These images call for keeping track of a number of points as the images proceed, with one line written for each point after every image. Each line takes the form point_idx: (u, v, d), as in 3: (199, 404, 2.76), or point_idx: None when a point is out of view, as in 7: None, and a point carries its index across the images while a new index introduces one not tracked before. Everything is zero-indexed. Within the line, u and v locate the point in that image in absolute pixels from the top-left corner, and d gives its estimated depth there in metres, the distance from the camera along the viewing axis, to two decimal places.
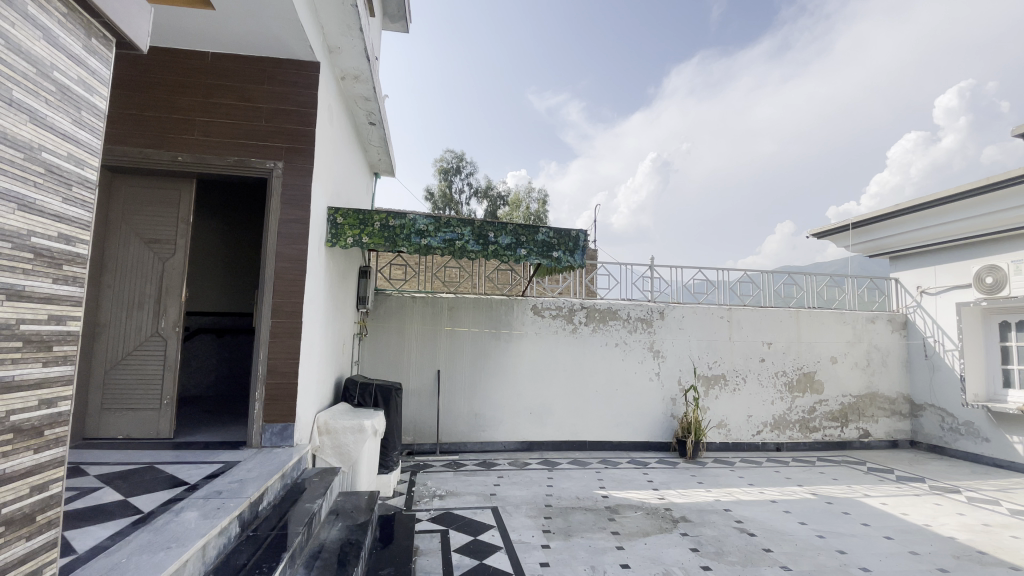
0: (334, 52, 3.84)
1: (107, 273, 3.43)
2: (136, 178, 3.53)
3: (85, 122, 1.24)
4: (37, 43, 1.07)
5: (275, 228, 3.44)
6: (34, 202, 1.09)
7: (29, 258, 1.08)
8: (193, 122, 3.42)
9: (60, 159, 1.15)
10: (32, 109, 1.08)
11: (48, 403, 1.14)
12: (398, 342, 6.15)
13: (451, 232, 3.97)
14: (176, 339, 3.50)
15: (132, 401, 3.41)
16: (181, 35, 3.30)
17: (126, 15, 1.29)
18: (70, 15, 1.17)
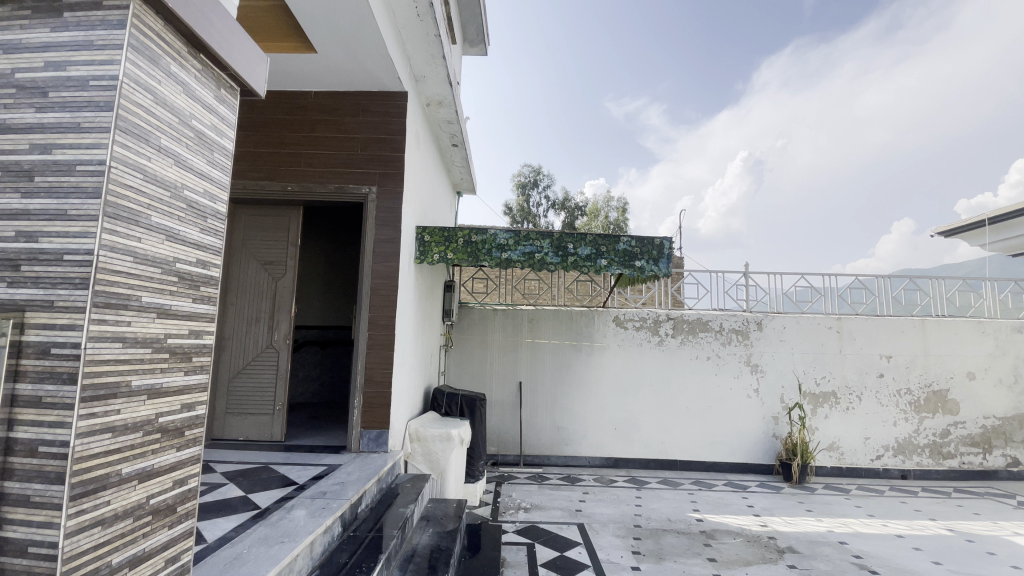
0: (420, 80, 4.08)
1: (231, 292, 3.89)
2: (254, 207, 3.98)
3: (217, 162, 1.43)
4: (179, 97, 1.25)
5: (370, 247, 3.71)
6: (178, 234, 1.27)
7: (175, 282, 1.26)
8: (300, 155, 3.80)
9: (197, 195, 1.34)
10: (176, 154, 1.25)
11: (188, 407, 1.31)
12: (482, 354, 6.30)
13: (530, 245, 4.01)
14: (286, 351, 3.87)
15: (251, 406, 3.81)
16: (290, 78, 3.70)
17: (248, 67, 1.48)
18: (204, 70, 1.36)
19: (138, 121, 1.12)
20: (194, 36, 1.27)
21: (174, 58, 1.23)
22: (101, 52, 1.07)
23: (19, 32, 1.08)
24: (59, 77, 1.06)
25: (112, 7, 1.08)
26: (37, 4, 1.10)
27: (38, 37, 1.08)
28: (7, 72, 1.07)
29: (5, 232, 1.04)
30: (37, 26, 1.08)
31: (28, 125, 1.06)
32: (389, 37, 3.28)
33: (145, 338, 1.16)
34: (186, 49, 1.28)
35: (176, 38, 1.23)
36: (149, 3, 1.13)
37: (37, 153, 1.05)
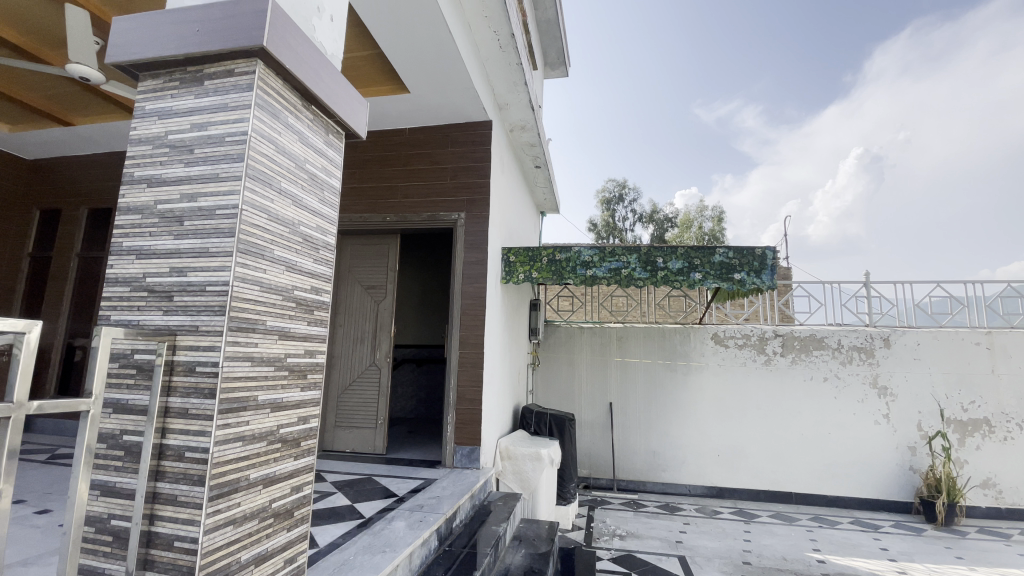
0: (503, 108, 4.24)
1: (339, 315, 4.27)
2: (358, 237, 4.35)
3: (327, 200, 1.60)
4: (296, 144, 1.43)
5: (459, 269, 3.87)
6: (296, 264, 1.43)
7: (292, 307, 1.41)
8: (396, 187, 4.10)
9: (311, 229, 1.51)
10: (293, 194, 1.42)
11: (304, 420, 1.46)
12: (570, 374, 6.23)
13: (616, 261, 3.94)
14: (386, 368, 4.12)
15: (356, 420, 4.10)
16: (387, 118, 4.04)
17: (351, 112, 1.66)
18: (316, 119, 1.54)
19: (263, 168, 1.28)
20: (306, 90, 1.44)
21: (291, 111, 1.41)
22: (235, 111, 1.25)
23: (173, 101, 1.32)
24: (202, 135, 1.27)
25: (242, 74, 1.27)
26: (185, 77, 1.33)
27: (187, 104, 1.30)
28: (163, 134, 1.29)
29: (163, 268, 1.24)
30: (185, 94, 1.31)
31: (179, 178, 1.27)
32: (474, 71, 3.47)
33: (268, 358, 1.32)
34: (300, 103, 1.46)
35: (291, 93, 1.41)
36: (271, 67, 1.30)
37: (186, 201, 1.25)
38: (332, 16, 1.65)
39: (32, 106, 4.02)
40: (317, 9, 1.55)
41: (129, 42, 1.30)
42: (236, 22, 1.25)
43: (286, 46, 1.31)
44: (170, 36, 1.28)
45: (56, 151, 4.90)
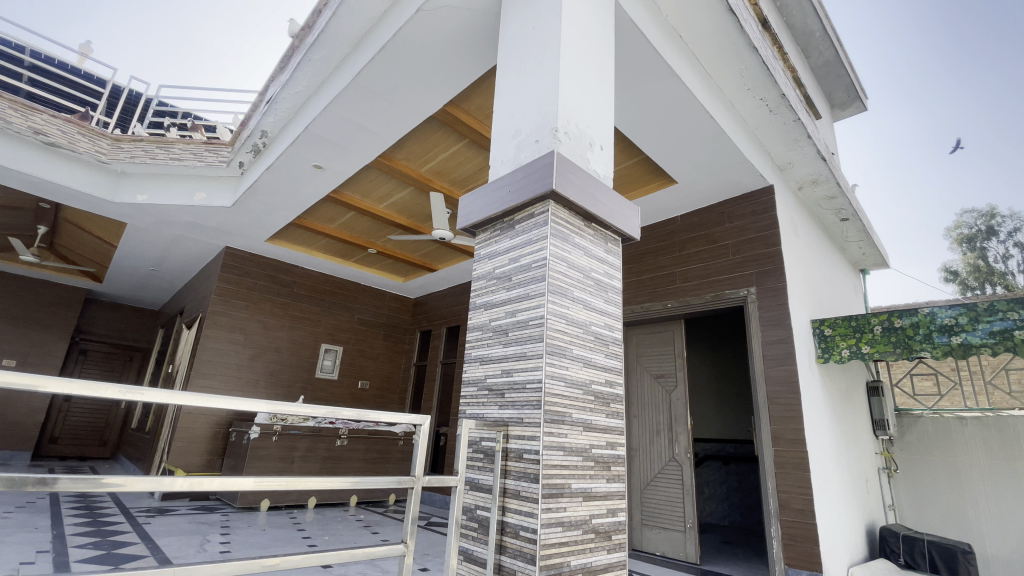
0: (786, 168, 3.89)
1: (633, 406, 4.35)
2: (643, 327, 4.48)
3: (612, 299, 1.77)
4: (583, 258, 1.67)
5: (759, 352, 3.50)
6: (591, 360, 1.60)
7: (592, 400, 1.56)
8: (675, 274, 4.13)
9: (601, 328, 1.68)
10: (585, 300, 1.64)
11: (612, 512, 1.52)
12: (953, 483, 4.50)
13: (1002, 320, 2.85)
14: (688, 464, 3.88)
15: (664, 520, 3.91)
16: (659, 211, 4.25)
17: (625, 218, 1.85)
18: (597, 233, 1.78)
19: (559, 283, 1.54)
20: (587, 212, 1.69)
21: (576, 233, 1.67)
22: (537, 243, 1.57)
23: (497, 244, 1.75)
24: (517, 266, 1.62)
25: (539, 214, 1.60)
26: (503, 224, 1.76)
27: (505, 244, 1.71)
28: (491, 270, 1.72)
29: (496, 371, 1.58)
30: (504, 237, 1.73)
31: (503, 301, 1.64)
32: (743, 144, 3.38)
33: (577, 448, 1.47)
34: (583, 224, 1.72)
35: (576, 217, 1.68)
36: (560, 203, 1.61)
37: (509, 317, 1.59)
38: (603, 146, 1.94)
39: (417, 262, 5.91)
40: (590, 144, 1.86)
41: (469, 210, 1.84)
42: (535, 176, 1.62)
43: (569, 182, 1.61)
44: (494, 199, 1.76)
45: (428, 290, 6.88)
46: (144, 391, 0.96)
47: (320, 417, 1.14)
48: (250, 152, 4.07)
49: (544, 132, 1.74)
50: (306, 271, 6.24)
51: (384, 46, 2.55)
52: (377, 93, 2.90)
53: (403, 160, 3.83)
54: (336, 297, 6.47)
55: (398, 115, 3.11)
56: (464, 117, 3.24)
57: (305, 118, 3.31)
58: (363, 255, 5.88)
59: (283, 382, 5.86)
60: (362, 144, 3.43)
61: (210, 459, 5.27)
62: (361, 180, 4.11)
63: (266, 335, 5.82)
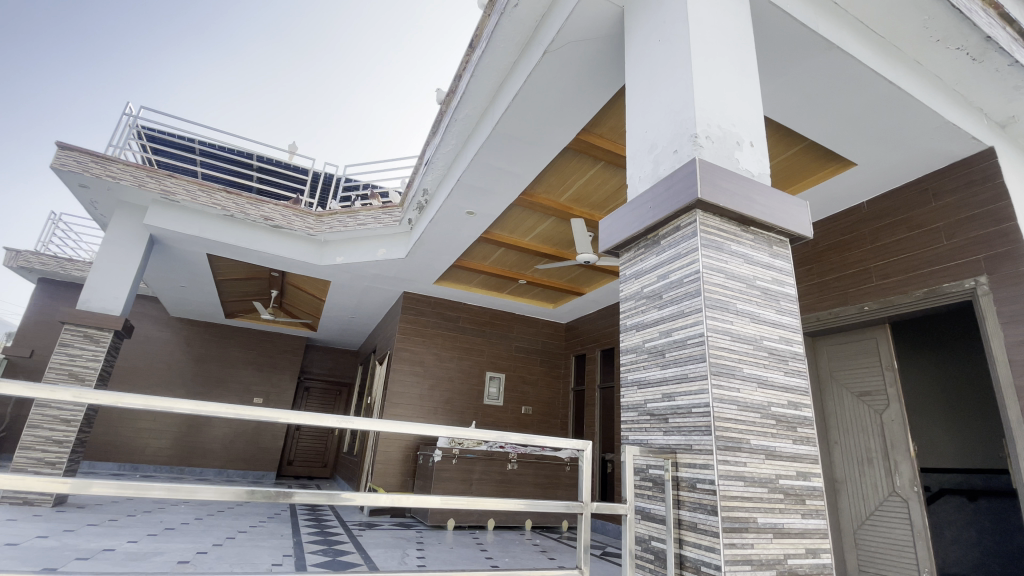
0: (1011, 122, 3.09)
1: (832, 430, 3.75)
2: (834, 337, 3.88)
3: (785, 309, 1.59)
4: (743, 266, 1.54)
5: (1004, 356, 2.75)
6: (767, 379, 1.45)
7: (774, 424, 1.41)
8: (868, 271, 3.51)
9: (775, 342, 1.52)
10: (751, 312, 1.50)
11: (813, 553, 1.33)
12: None
13: None
14: (918, 501, 3.16)
15: (889, 569, 3.22)
16: (836, 200, 3.70)
17: (791, 217, 1.66)
18: (757, 238, 1.62)
19: (718, 296, 1.44)
20: (742, 216, 1.57)
21: (732, 240, 1.56)
22: (687, 257, 1.50)
23: (643, 262, 1.71)
24: (667, 282, 1.57)
25: (687, 226, 1.53)
26: (648, 241, 1.72)
27: (652, 261, 1.67)
28: (640, 289, 1.69)
29: (657, 395, 1.52)
30: (650, 254, 1.69)
31: (656, 320, 1.59)
32: (941, 105, 2.79)
33: (760, 478, 1.32)
34: (739, 229, 1.59)
35: (729, 224, 1.56)
36: (708, 211, 1.52)
37: (665, 337, 1.53)
38: (753, 142, 1.79)
39: (567, 288, 6.03)
40: (737, 144, 1.73)
41: (612, 233, 1.84)
42: (677, 188, 1.56)
43: (717, 189, 1.52)
44: (636, 218, 1.74)
45: (580, 313, 6.93)
46: (353, 420, 1.16)
47: (491, 442, 1.24)
48: (416, 210, 4.68)
49: (683, 141, 1.68)
50: (468, 306, 6.81)
51: (517, 92, 2.74)
52: (516, 137, 3.12)
53: (545, 192, 4.00)
54: (496, 328, 6.91)
55: (536, 152, 3.28)
56: (599, 140, 3.28)
57: (457, 172, 3.70)
58: (516, 287, 6.20)
59: (457, 410, 6.40)
60: (506, 185, 3.69)
61: (403, 480, 5.94)
62: (508, 218, 4.40)
63: (440, 366, 6.47)
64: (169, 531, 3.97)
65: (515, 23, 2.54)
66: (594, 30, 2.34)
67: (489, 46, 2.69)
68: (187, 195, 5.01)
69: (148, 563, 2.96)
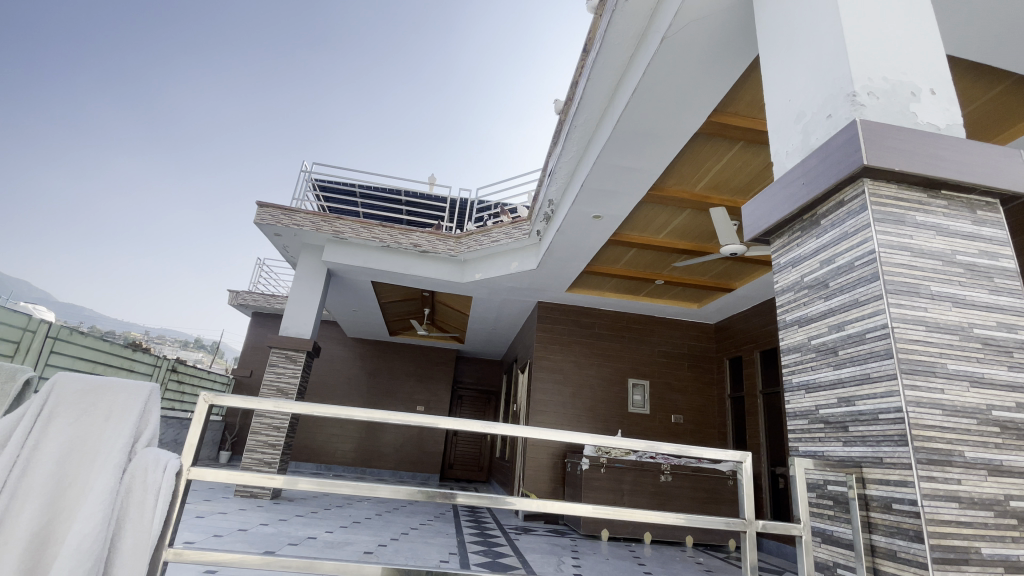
0: None
1: None
2: None
3: (1003, 287, 1.25)
4: (936, 240, 1.26)
5: None
6: (983, 376, 1.16)
7: (998, 432, 1.11)
8: None
9: (991, 329, 1.20)
10: (951, 294, 1.22)
11: None
12: None
13: None
14: None
15: None
16: None
17: (1001, 171, 1.31)
18: (953, 202, 1.31)
19: (904, 279, 1.19)
20: (929, 180, 1.28)
21: (917, 209, 1.28)
22: (855, 236, 1.28)
23: (799, 248, 1.51)
24: (833, 269, 1.35)
25: (853, 199, 1.31)
26: (804, 224, 1.50)
27: (811, 245, 1.45)
28: (800, 279, 1.48)
29: (831, 399, 1.31)
30: (808, 238, 1.47)
31: (822, 313, 1.38)
32: None
33: (982, 500, 1.05)
34: (926, 195, 1.30)
35: (912, 191, 1.29)
36: (880, 179, 1.28)
37: (836, 332, 1.32)
38: (934, 88, 1.47)
39: (710, 285, 5.59)
40: (912, 93, 1.44)
41: (758, 219, 1.65)
42: (836, 158, 1.35)
43: (890, 151, 1.27)
44: (786, 199, 1.54)
45: (730, 312, 6.35)
46: (498, 426, 1.21)
47: (635, 449, 1.19)
48: (543, 221, 4.77)
49: (838, 102, 1.45)
50: (605, 311, 6.70)
51: (637, 86, 2.65)
52: (640, 132, 3.01)
53: (676, 185, 3.78)
54: (636, 333, 6.67)
55: (663, 144, 3.12)
56: (732, 121, 3.00)
57: (581, 177, 3.69)
58: (654, 288, 5.93)
59: (602, 417, 6.31)
60: (633, 184, 3.57)
61: (554, 487, 6.01)
62: (639, 217, 4.25)
63: (582, 373, 6.45)
64: (357, 524, 4.56)
65: (628, 16, 2.46)
66: (716, 3, 2.15)
67: (603, 46, 2.65)
68: (351, 233, 5.81)
69: (342, 552, 3.43)
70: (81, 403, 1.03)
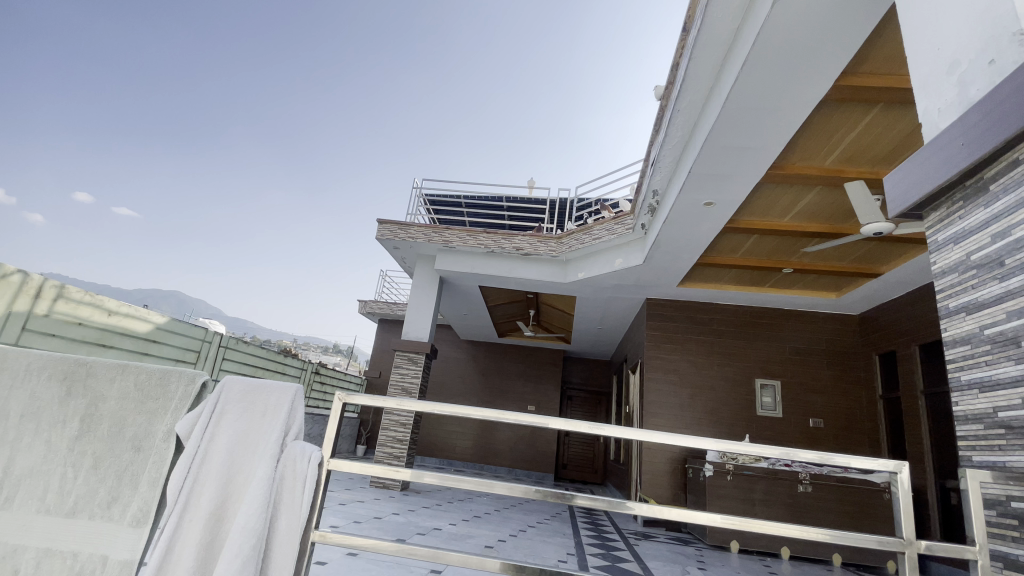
0: None
1: None
2: None
3: None
4: None
5: None
6: None
7: None
8: None
9: None
10: None
11: None
12: None
13: None
14: None
15: None
16: None
17: None
18: None
19: None
20: None
21: None
22: None
23: (962, 222, 1.26)
24: (1008, 243, 1.11)
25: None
26: (967, 192, 1.25)
27: (977, 218, 1.20)
28: (966, 257, 1.23)
29: (1013, 399, 1.08)
30: (973, 210, 1.22)
31: (998, 297, 1.14)
32: None
33: None
34: None
35: None
36: None
37: (1018, 319, 1.08)
38: None
39: (850, 271, 4.93)
40: None
41: (906, 191, 1.42)
42: (1004, 110, 1.11)
43: None
44: (942, 165, 1.30)
45: (878, 301, 5.53)
46: (606, 428, 1.19)
47: (763, 456, 1.09)
48: (648, 213, 4.57)
49: (1001, 44, 1.19)
50: (723, 306, 6.23)
51: (746, 59, 2.44)
52: (751, 109, 2.76)
53: (800, 161, 3.41)
54: (761, 328, 6.10)
55: (780, 119, 2.82)
56: (864, 82, 2.63)
57: (687, 164, 3.49)
58: (781, 278, 5.38)
59: (725, 420, 5.87)
60: (747, 165, 3.28)
61: (675, 493, 5.72)
62: (757, 201, 3.90)
63: (699, 373, 6.07)
64: (478, 519, 4.78)
65: None
66: None
67: (704, 24, 2.49)
68: (460, 241, 6.12)
69: (465, 544, 3.62)
70: (245, 402, 1.21)
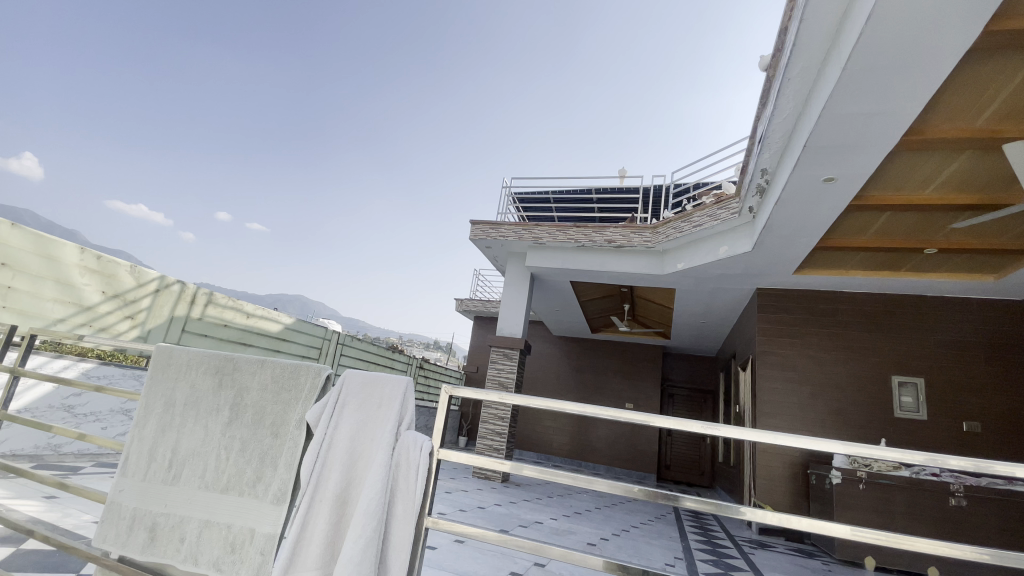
0: None
1: None
2: None
3: None
4: None
5: None
6: None
7: None
8: None
9: None
10: None
11: None
12: None
13: None
14: None
15: None
16: None
17: None
18: None
19: None
20: None
21: None
22: None
23: None
24: None
25: None
26: None
27: None
28: None
29: None
30: None
31: None
32: None
33: None
34: None
35: None
36: None
37: None
38: None
39: (1015, 249, 4.15)
40: None
41: None
42: None
43: None
44: None
45: None
46: (719, 427, 1.10)
47: (906, 461, 0.93)
48: (757, 195, 4.20)
49: None
50: (848, 294, 5.56)
51: (869, 16, 2.13)
52: (878, 69, 2.40)
53: (942, 126, 2.91)
54: (897, 318, 5.35)
55: (916, 77, 2.43)
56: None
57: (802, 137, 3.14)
58: (921, 260, 4.67)
59: (855, 422, 5.24)
60: (875, 133, 2.88)
61: (795, 501, 5.22)
62: (887, 173, 3.42)
63: (821, 369, 5.49)
64: (579, 515, 4.74)
65: None
66: None
67: None
68: (550, 237, 6.13)
69: (565, 540, 3.61)
70: (362, 394, 1.30)
